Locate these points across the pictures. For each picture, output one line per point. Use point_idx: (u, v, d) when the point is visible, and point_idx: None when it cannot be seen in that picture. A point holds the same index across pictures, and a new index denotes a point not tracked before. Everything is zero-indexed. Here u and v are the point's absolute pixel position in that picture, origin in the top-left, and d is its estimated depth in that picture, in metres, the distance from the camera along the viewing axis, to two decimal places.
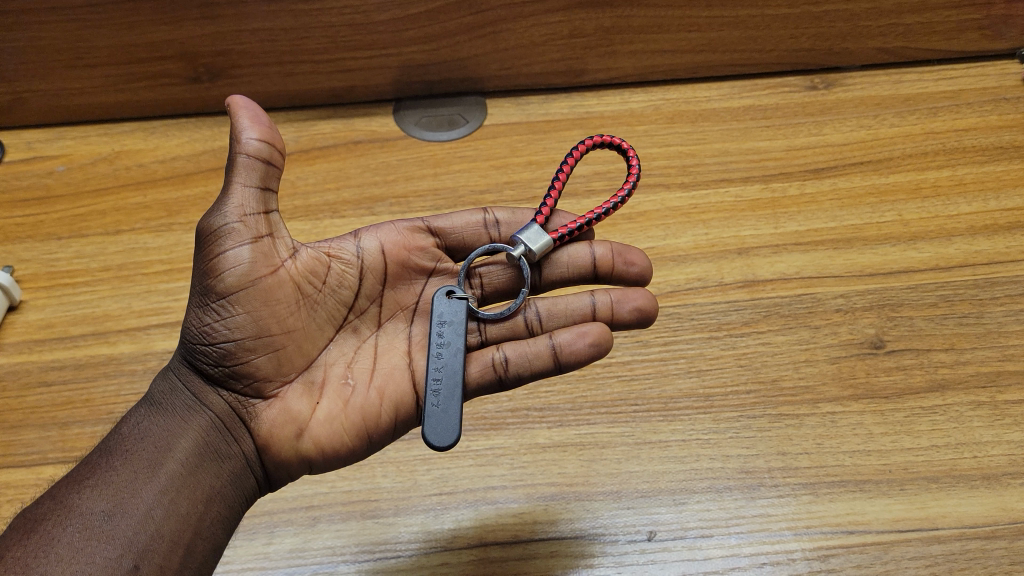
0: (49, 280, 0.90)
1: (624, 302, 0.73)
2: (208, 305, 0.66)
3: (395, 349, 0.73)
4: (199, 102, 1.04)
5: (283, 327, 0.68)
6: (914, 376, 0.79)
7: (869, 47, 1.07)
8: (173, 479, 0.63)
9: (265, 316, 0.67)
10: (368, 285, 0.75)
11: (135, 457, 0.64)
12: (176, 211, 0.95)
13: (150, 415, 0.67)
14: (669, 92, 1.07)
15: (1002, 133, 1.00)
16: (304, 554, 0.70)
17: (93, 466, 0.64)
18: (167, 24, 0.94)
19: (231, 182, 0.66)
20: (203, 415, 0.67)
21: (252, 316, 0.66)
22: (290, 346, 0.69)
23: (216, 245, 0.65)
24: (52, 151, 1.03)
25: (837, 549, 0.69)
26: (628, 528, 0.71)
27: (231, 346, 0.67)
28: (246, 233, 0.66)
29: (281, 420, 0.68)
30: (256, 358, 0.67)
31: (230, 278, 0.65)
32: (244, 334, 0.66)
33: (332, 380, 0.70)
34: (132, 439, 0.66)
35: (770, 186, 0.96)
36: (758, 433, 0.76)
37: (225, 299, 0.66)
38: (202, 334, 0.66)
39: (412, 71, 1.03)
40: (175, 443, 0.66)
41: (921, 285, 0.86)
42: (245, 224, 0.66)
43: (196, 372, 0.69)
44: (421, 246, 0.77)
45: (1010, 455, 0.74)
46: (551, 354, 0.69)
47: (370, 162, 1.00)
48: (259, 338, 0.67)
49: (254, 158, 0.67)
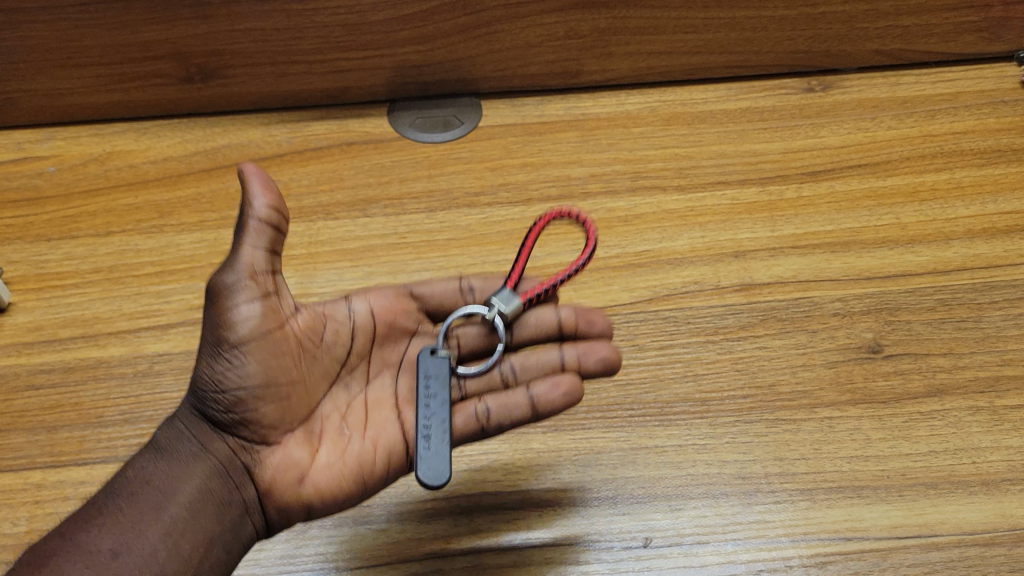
0: (38, 281, 0.88)
1: (590, 354, 0.73)
2: (219, 357, 0.65)
3: (388, 402, 0.73)
4: (191, 102, 1.03)
5: (290, 379, 0.68)
6: (912, 381, 0.79)
7: (867, 49, 1.06)
8: (178, 522, 0.63)
9: (274, 368, 0.66)
10: (366, 340, 0.74)
11: (140, 499, 0.64)
12: (168, 213, 0.94)
13: (156, 459, 0.67)
14: (665, 94, 1.07)
15: (1000, 136, 1.00)
16: (295, 561, 0.69)
17: (98, 507, 0.63)
18: (158, 23, 0.93)
19: (240, 245, 0.65)
20: (208, 460, 0.67)
21: (262, 368, 0.66)
22: (293, 398, 0.68)
23: (228, 305, 0.64)
24: (43, 152, 1.02)
25: (835, 556, 0.68)
26: (623, 535, 0.70)
27: (241, 398, 0.66)
28: (257, 293, 0.65)
29: (284, 468, 0.67)
30: (263, 407, 0.66)
31: (242, 336, 0.65)
32: (254, 384, 0.66)
33: (330, 432, 0.70)
34: (137, 482, 0.65)
35: (767, 188, 0.95)
36: (755, 439, 0.75)
37: (238, 352, 0.65)
38: (212, 381, 0.65)
39: (406, 72, 1.02)
40: (179, 487, 0.65)
41: (919, 288, 0.86)
42: (256, 285, 0.65)
43: (202, 419, 0.68)
44: (405, 307, 0.77)
45: (1009, 461, 0.73)
46: (530, 406, 0.68)
47: (364, 163, 0.99)
48: (268, 388, 0.66)
49: (265, 223, 0.66)
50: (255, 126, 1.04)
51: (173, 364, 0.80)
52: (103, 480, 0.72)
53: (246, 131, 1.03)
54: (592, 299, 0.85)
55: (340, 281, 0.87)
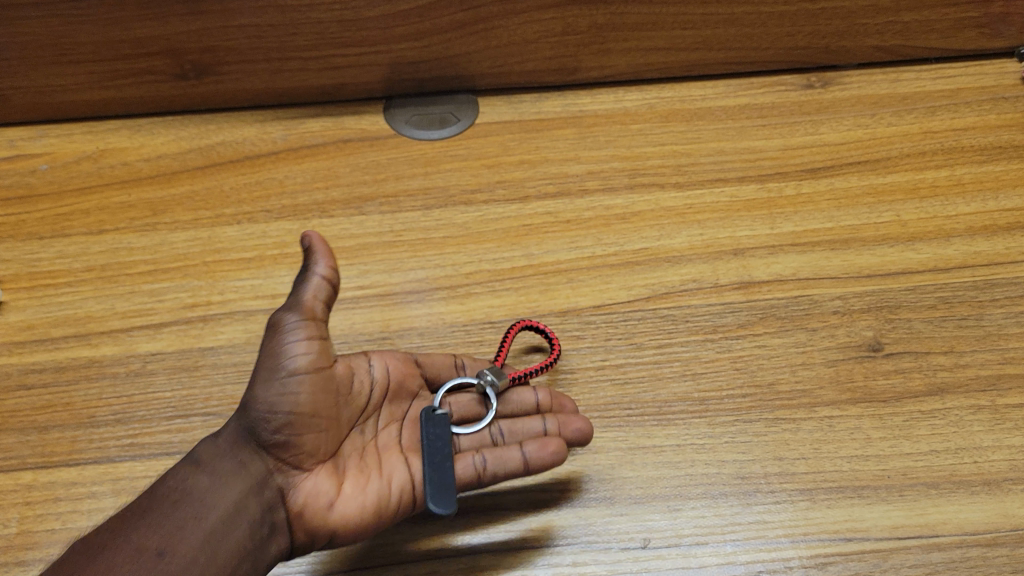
0: (30, 280, 0.87)
1: (565, 425, 0.72)
2: (275, 383, 0.66)
3: (394, 447, 0.72)
4: (185, 100, 1.02)
5: (329, 412, 0.68)
6: (912, 379, 0.78)
7: (867, 45, 1.05)
8: (218, 533, 0.62)
9: (320, 400, 0.67)
10: (387, 389, 0.75)
11: (183, 505, 0.62)
12: (162, 211, 0.93)
13: (196, 470, 0.65)
14: (663, 91, 1.06)
15: (1000, 133, 1.00)
16: (289, 561, 0.68)
17: (139, 509, 0.61)
18: (151, 20, 0.92)
19: (301, 291, 0.68)
20: (248, 477, 0.66)
21: (312, 399, 0.67)
22: (327, 433, 0.68)
23: (286, 340, 0.66)
24: (35, 150, 1.01)
25: (835, 557, 0.67)
26: (621, 535, 0.69)
27: (288, 424, 0.66)
28: (315, 334, 0.68)
29: (313, 495, 0.67)
30: (304, 436, 0.67)
31: (298, 369, 0.66)
32: (302, 412, 0.66)
33: (353, 469, 0.69)
34: (180, 489, 0.63)
35: (766, 186, 0.94)
36: (754, 438, 0.74)
37: (293, 382, 0.66)
38: (264, 404, 0.66)
39: (402, 69, 1.01)
40: (222, 498, 0.64)
41: (919, 286, 0.85)
42: (314, 327, 0.68)
43: (242, 439, 0.67)
44: (412, 373, 0.76)
45: (1011, 460, 0.72)
46: (524, 462, 0.69)
47: (360, 161, 0.98)
48: (312, 417, 0.67)
49: (328, 279, 0.69)
50: (250, 123, 1.03)
51: (166, 364, 0.79)
52: (95, 481, 0.72)
53: (240, 129, 1.02)
54: (589, 298, 0.85)
55: None
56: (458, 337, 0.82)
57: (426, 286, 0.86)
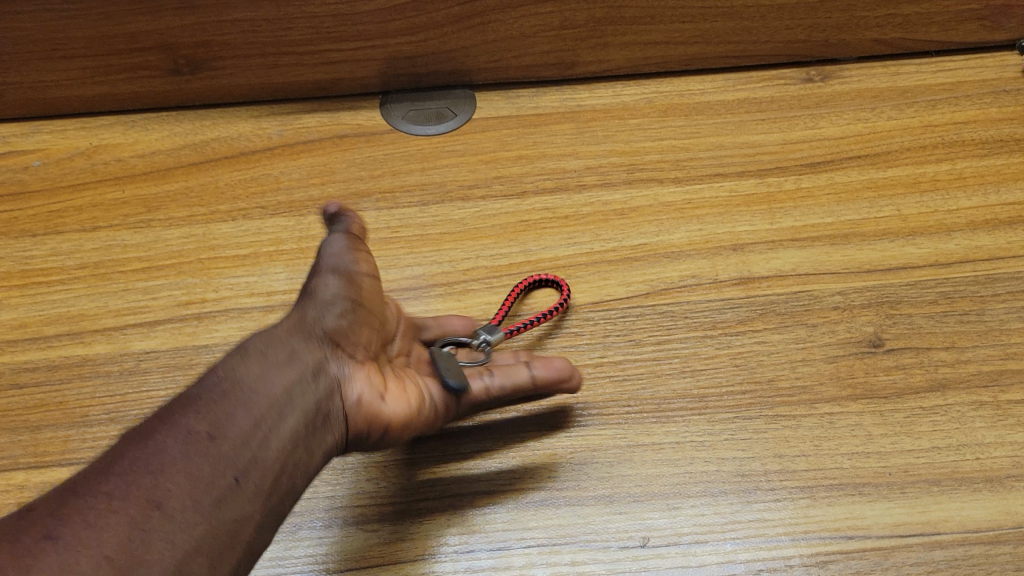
0: (22, 278, 0.86)
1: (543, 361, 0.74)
2: (325, 292, 0.69)
3: (415, 372, 0.74)
4: (180, 95, 1.01)
5: (371, 324, 0.71)
6: (913, 375, 0.77)
7: (866, 39, 1.05)
8: (269, 416, 0.60)
9: (365, 312, 0.70)
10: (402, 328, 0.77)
11: (236, 390, 0.60)
12: (156, 207, 0.92)
13: (247, 356, 0.63)
14: (662, 85, 1.05)
15: (1002, 126, 0.99)
16: (284, 563, 0.67)
17: (189, 397, 0.59)
18: (146, 14, 0.92)
19: (336, 232, 0.73)
20: (303, 365, 0.65)
21: (357, 307, 0.69)
22: (373, 330, 0.71)
23: (331, 263, 0.70)
24: (28, 145, 1.00)
25: (836, 555, 0.67)
26: (620, 534, 0.68)
27: (350, 311, 0.69)
28: (359, 259, 0.71)
29: (364, 391, 0.67)
30: (352, 339, 0.69)
31: (344, 283, 0.69)
32: (350, 316, 0.69)
33: (390, 379, 0.71)
34: (230, 376, 0.61)
35: (765, 180, 0.93)
36: (754, 435, 0.73)
37: (340, 293, 0.69)
38: (319, 304, 0.68)
39: (398, 63, 1.01)
40: (279, 378, 0.63)
41: (920, 281, 0.84)
42: (357, 255, 0.71)
43: (295, 332, 0.67)
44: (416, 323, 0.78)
45: (1014, 457, 0.72)
46: (530, 381, 0.72)
47: (356, 156, 0.97)
48: (358, 324, 0.69)
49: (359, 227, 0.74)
50: (245, 119, 1.02)
51: (159, 362, 0.79)
52: None
53: (235, 124, 1.01)
54: (588, 295, 0.84)
55: None
56: None
57: (422, 282, 0.85)
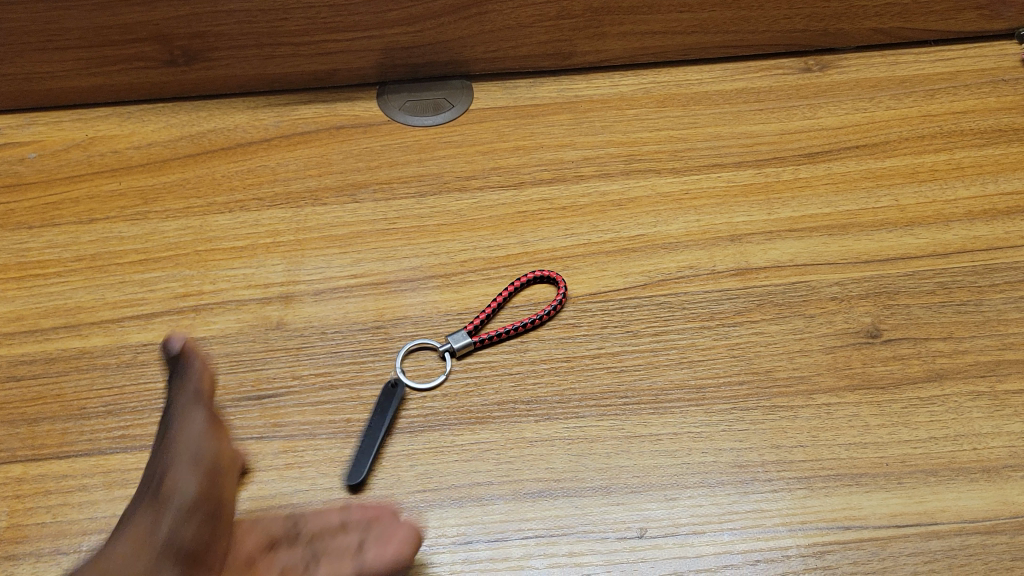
0: (19, 270, 0.86)
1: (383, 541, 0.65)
2: (154, 487, 0.66)
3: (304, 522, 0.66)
4: (175, 87, 1.01)
5: (218, 495, 0.66)
6: (911, 365, 0.77)
7: (864, 28, 1.04)
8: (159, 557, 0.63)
9: (211, 481, 0.66)
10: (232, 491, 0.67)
11: (135, 529, 0.64)
12: (153, 199, 0.92)
13: (140, 504, 0.66)
14: (660, 75, 1.04)
15: (1000, 115, 0.99)
16: None
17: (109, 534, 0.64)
18: (142, 4, 0.92)
19: (179, 386, 0.71)
20: (175, 514, 0.64)
21: (198, 483, 0.66)
22: (223, 498, 0.67)
23: (169, 438, 0.68)
24: (22, 137, 0.99)
25: (833, 546, 0.67)
26: (618, 525, 0.68)
27: (202, 472, 0.66)
28: (194, 417, 0.69)
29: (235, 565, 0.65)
30: (206, 512, 0.65)
31: (179, 465, 0.66)
32: (196, 499, 0.65)
33: (262, 541, 0.65)
34: (139, 517, 0.65)
35: (763, 171, 0.93)
36: (751, 426, 0.73)
37: (173, 474, 0.66)
38: (168, 484, 0.66)
39: (395, 54, 1.00)
40: (164, 522, 0.64)
41: (918, 271, 0.84)
42: (189, 417, 0.69)
43: (149, 496, 0.65)
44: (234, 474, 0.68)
45: (1011, 447, 0.72)
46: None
47: (353, 147, 0.97)
48: (206, 501, 0.65)
49: (197, 361, 0.72)
50: (242, 110, 1.01)
51: (157, 355, 0.79)
52: (86, 474, 0.71)
53: (231, 115, 1.01)
54: (585, 286, 0.84)
55: (328, 269, 0.85)
56: (453, 325, 0.81)
57: (420, 274, 0.85)
